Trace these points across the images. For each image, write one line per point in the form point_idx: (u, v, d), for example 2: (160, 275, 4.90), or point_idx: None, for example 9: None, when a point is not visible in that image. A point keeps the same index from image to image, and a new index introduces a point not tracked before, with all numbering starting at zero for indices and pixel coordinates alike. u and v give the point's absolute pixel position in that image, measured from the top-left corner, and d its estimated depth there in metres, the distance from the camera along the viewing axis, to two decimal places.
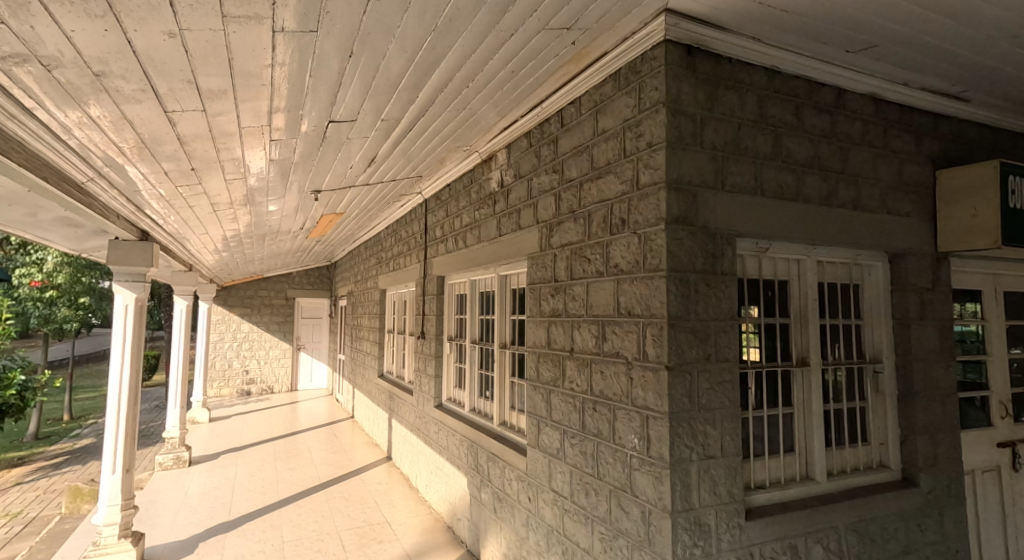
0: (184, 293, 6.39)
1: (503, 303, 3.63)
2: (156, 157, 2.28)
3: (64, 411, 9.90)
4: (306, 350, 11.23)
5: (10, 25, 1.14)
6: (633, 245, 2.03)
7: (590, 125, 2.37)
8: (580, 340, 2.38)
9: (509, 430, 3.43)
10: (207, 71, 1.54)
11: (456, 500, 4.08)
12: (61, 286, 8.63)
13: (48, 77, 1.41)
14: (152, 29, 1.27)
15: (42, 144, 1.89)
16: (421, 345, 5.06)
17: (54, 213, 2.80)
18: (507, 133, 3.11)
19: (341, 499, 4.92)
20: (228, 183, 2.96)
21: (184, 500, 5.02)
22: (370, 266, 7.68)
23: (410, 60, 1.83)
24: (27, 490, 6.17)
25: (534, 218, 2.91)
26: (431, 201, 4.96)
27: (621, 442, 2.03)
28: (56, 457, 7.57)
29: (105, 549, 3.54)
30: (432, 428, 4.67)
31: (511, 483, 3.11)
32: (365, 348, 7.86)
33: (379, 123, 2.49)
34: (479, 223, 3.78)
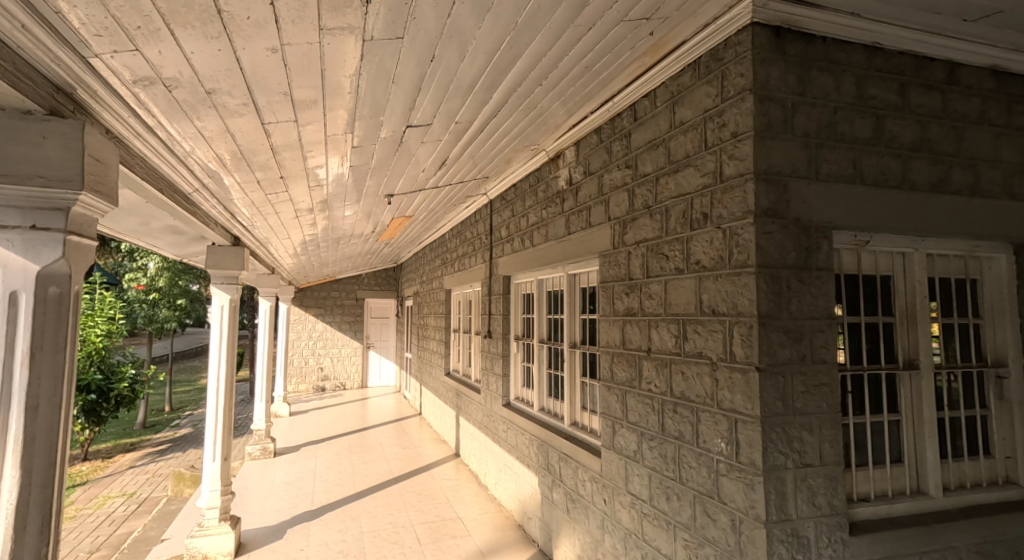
0: (267, 293, 6.84)
1: (572, 302, 3.60)
2: (251, 167, 2.46)
3: (166, 402, 10.92)
4: (375, 348, 11.69)
5: (143, 50, 1.27)
6: (716, 240, 1.94)
7: (666, 118, 2.30)
8: (658, 339, 2.31)
9: (581, 431, 3.40)
10: (301, 83, 1.64)
11: (526, 499, 4.09)
12: (162, 288, 9.53)
13: (168, 97, 1.56)
14: (259, 45, 1.36)
15: (159, 159, 2.09)
16: (488, 344, 5.13)
17: (164, 222, 3.09)
18: (576, 130, 3.07)
19: (414, 494, 5.06)
20: (310, 189, 3.13)
21: (272, 488, 5.37)
22: (435, 267, 7.87)
23: (487, 61, 1.84)
24: (139, 474, 6.84)
25: (606, 216, 2.86)
26: (496, 201, 5.00)
27: (706, 445, 1.95)
28: (161, 444, 8.35)
29: (208, 530, 3.84)
30: (501, 427, 4.71)
31: (585, 484, 3.07)
32: (432, 346, 8.06)
33: (451, 127, 2.54)
34: (547, 221, 3.76)
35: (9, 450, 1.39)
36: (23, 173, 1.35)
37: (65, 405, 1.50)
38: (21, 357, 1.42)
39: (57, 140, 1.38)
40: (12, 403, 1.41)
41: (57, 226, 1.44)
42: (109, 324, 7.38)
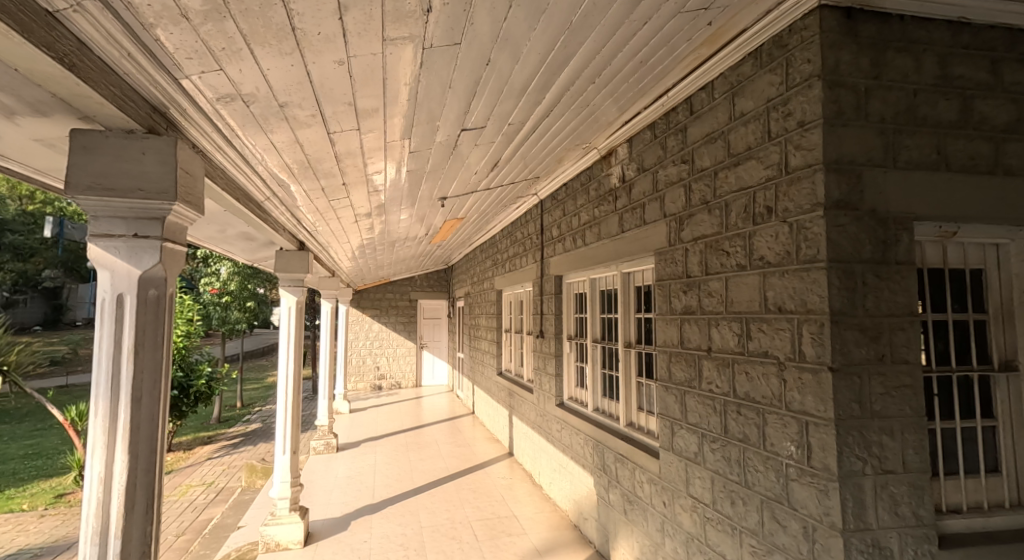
0: (328, 296, 7.16)
1: (626, 301, 3.55)
2: (316, 175, 2.59)
3: (238, 399, 11.63)
4: (428, 348, 11.97)
5: (226, 70, 1.37)
6: (782, 234, 1.86)
7: (725, 110, 2.23)
8: (720, 338, 2.24)
9: (637, 431, 3.35)
10: (365, 93, 1.71)
11: (582, 499, 4.06)
12: (234, 292, 10.17)
13: (247, 112, 1.67)
14: (327, 59, 1.43)
15: (235, 170, 2.24)
16: (540, 344, 5.14)
17: (238, 229, 3.32)
18: (628, 126, 3.03)
19: (470, 491, 5.14)
20: (369, 194, 3.26)
21: (335, 482, 5.61)
22: (486, 267, 7.96)
23: (541, 62, 1.85)
24: (216, 465, 7.33)
25: (661, 212, 2.80)
26: (547, 201, 4.99)
27: (774, 448, 1.88)
28: (234, 438, 8.91)
29: (280, 519, 4.05)
30: (555, 427, 4.71)
31: (642, 485, 3.02)
32: (484, 346, 8.16)
33: (504, 129, 2.58)
34: (599, 220, 3.73)
35: (119, 438, 1.54)
36: (126, 188, 1.50)
37: (165, 397, 1.64)
38: (126, 353, 1.56)
39: (154, 156, 1.52)
40: (120, 394, 1.55)
41: (154, 234, 1.57)
42: (188, 325, 7.96)
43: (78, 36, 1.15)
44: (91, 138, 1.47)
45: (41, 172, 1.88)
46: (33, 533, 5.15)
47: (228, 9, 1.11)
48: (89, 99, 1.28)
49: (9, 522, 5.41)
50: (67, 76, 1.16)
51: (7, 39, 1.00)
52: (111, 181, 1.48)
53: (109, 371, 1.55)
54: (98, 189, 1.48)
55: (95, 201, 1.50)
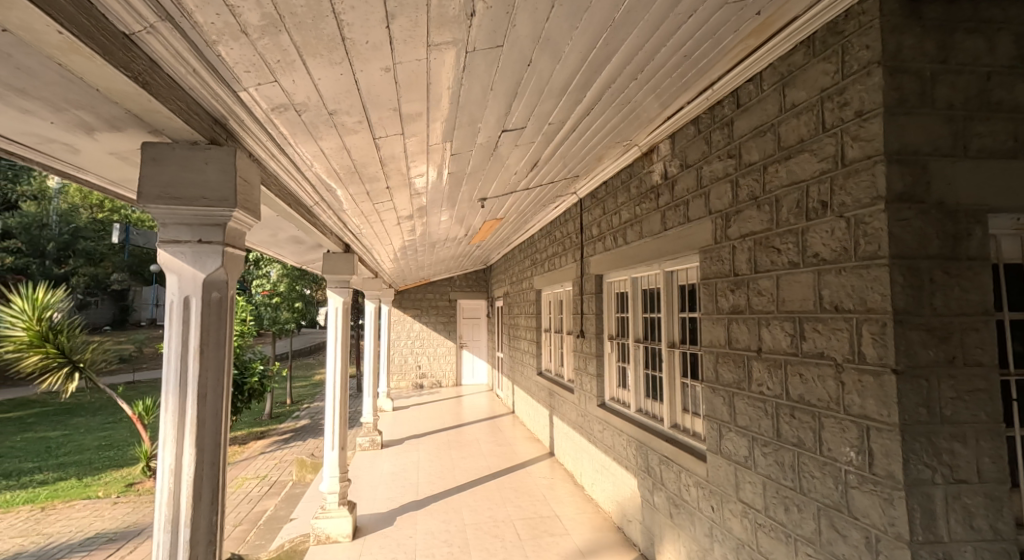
0: (372, 296, 7.34)
1: (669, 300, 3.47)
2: (362, 179, 2.65)
3: (287, 396, 12.09)
4: (468, 348, 12.09)
5: (281, 81, 1.43)
6: (839, 230, 1.78)
7: (775, 102, 2.15)
8: (770, 339, 2.16)
9: (682, 433, 3.27)
10: (409, 98, 1.75)
11: (625, 501, 4.00)
12: (283, 292, 10.58)
13: (299, 120, 1.73)
14: (374, 66, 1.47)
15: (287, 177, 2.33)
16: (581, 344, 5.10)
17: (289, 232, 3.45)
18: (671, 122, 2.97)
19: (512, 490, 5.16)
20: (412, 197, 3.32)
21: (381, 478, 5.74)
22: (525, 267, 7.97)
23: (582, 60, 1.84)
24: (268, 459, 7.64)
25: (706, 209, 2.73)
26: (586, 199, 4.95)
27: (832, 454, 1.80)
28: (285, 434, 9.26)
29: (329, 513, 4.17)
30: (596, 427, 4.66)
31: (689, 489, 2.95)
32: (523, 346, 8.17)
33: (544, 129, 2.57)
34: (641, 218, 3.67)
35: (187, 432, 1.63)
36: (191, 196, 1.59)
37: (228, 394, 1.73)
38: (193, 353, 1.66)
39: (216, 166, 1.60)
40: (187, 392, 1.65)
41: (216, 239, 1.66)
42: (241, 325, 8.34)
43: (150, 55, 1.23)
44: (160, 150, 1.56)
45: (114, 184, 2.01)
46: (106, 519, 5.52)
47: (283, 23, 1.17)
48: (159, 114, 1.37)
49: (86, 508, 5.81)
50: (140, 93, 1.24)
51: (89, 61, 1.08)
52: (177, 190, 1.57)
53: (178, 369, 1.64)
54: (167, 198, 1.57)
55: (164, 209, 1.60)
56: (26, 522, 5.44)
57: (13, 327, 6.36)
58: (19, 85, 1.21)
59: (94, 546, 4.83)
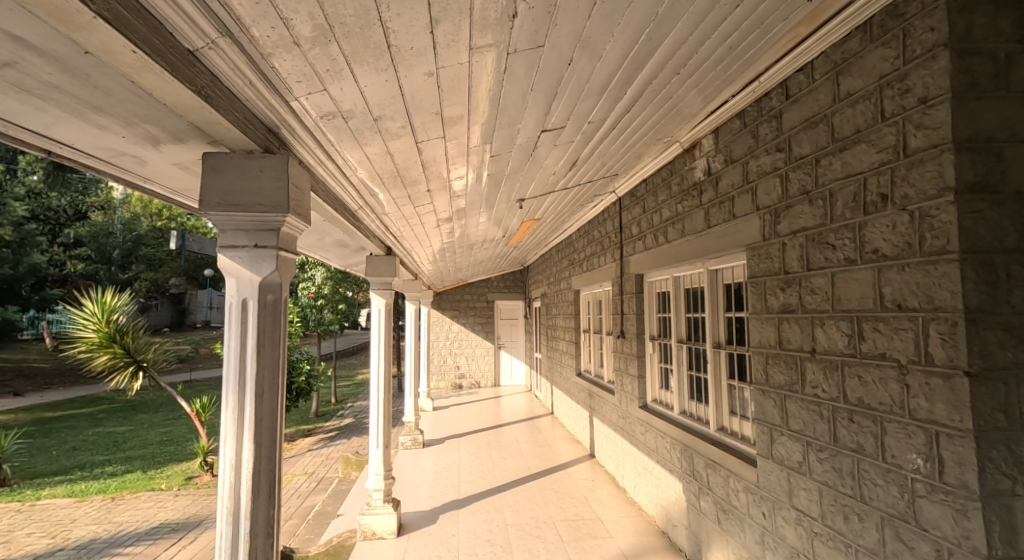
0: (412, 298, 7.46)
1: (714, 299, 3.37)
2: (403, 183, 2.70)
3: (332, 395, 12.45)
4: (506, 349, 12.13)
5: (329, 90, 1.48)
6: (901, 224, 1.69)
7: (828, 91, 2.06)
8: (825, 339, 2.07)
9: (729, 437, 3.18)
10: (451, 101, 1.77)
11: (670, 505, 3.92)
12: (327, 295, 10.89)
13: (346, 128, 1.78)
14: (418, 71, 1.49)
15: (333, 182, 2.40)
16: (621, 345, 5.02)
17: (334, 236, 3.55)
18: (714, 117, 2.89)
19: (553, 491, 5.14)
20: (452, 199, 3.35)
21: (423, 477, 5.83)
22: (563, 267, 7.93)
23: (624, 57, 1.81)
24: (316, 456, 7.88)
25: (753, 205, 2.64)
26: (626, 198, 4.88)
27: (896, 461, 1.70)
28: (330, 432, 9.54)
29: (375, 509, 4.26)
30: (638, 429, 4.58)
31: (738, 494, 2.86)
32: (562, 347, 8.12)
33: (583, 127, 2.54)
34: (683, 215, 3.59)
35: (246, 428, 1.70)
36: (248, 203, 1.66)
37: (283, 392, 1.79)
38: (250, 352, 1.72)
39: (270, 174, 1.66)
40: (246, 390, 1.71)
41: (271, 244, 1.73)
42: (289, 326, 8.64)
43: (211, 70, 1.29)
44: (219, 160, 1.63)
45: (176, 193, 2.12)
46: (169, 510, 5.83)
47: (333, 33, 1.21)
48: (219, 125, 1.43)
49: (151, 500, 6.15)
50: (203, 106, 1.31)
51: (159, 77, 1.14)
52: (235, 198, 1.64)
53: (237, 368, 1.71)
54: (226, 206, 1.64)
55: (223, 216, 1.68)
56: (98, 512, 5.81)
57: (84, 328, 6.81)
58: (96, 102, 1.29)
59: (158, 536, 5.10)
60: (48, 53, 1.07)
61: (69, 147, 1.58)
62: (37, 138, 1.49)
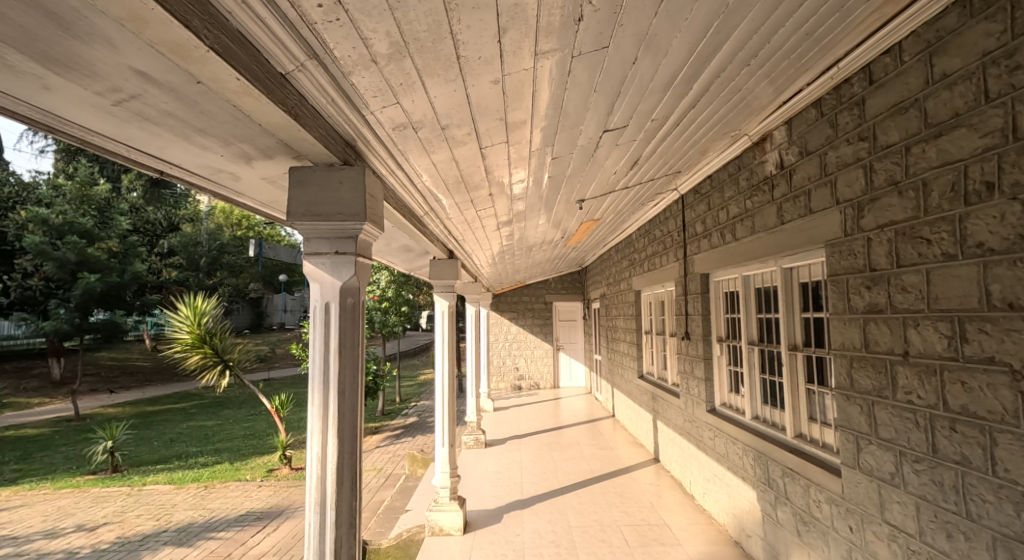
0: (473, 300, 7.57)
1: (788, 299, 3.20)
2: (467, 188, 2.76)
3: (397, 395, 12.86)
4: (565, 350, 12.08)
5: (401, 102, 1.54)
6: (1011, 215, 1.55)
7: (919, 74, 1.91)
8: (920, 340, 1.92)
9: (809, 444, 3.00)
10: (516, 107, 1.79)
11: (742, 513, 3.76)
12: (391, 297, 11.27)
13: (416, 137, 1.84)
14: (485, 80, 1.53)
15: (402, 190, 2.49)
16: (686, 346, 4.87)
17: (399, 240, 3.67)
18: (786, 108, 2.74)
19: (617, 495, 5.06)
20: (514, 202, 3.38)
21: (487, 476, 5.90)
22: (623, 267, 7.78)
23: (691, 51, 1.75)
24: (384, 453, 8.18)
25: (833, 199, 2.49)
26: (689, 195, 4.73)
27: (1010, 476, 1.55)
28: (396, 430, 9.86)
29: (442, 506, 4.36)
30: (706, 434, 4.42)
31: (820, 505, 2.70)
32: (622, 348, 7.98)
33: (645, 126, 2.50)
34: (753, 212, 3.43)
35: (330, 424, 1.80)
36: (330, 213, 1.76)
37: (362, 390, 1.88)
38: (333, 352, 1.83)
39: (348, 184, 1.76)
40: (329, 388, 1.82)
41: (349, 250, 1.83)
42: None
43: (299, 91, 1.38)
44: (304, 173, 1.75)
45: (264, 206, 2.29)
46: (254, 500, 6.24)
47: (407, 49, 1.26)
48: (304, 141, 1.54)
49: (238, 489, 6.62)
50: (292, 124, 1.40)
51: (257, 101, 1.24)
52: (319, 208, 1.75)
53: (321, 368, 1.82)
54: (310, 216, 1.75)
55: (308, 225, 1.79)
56: (194, 498, 6.32)
57: (180, 330, 7.43)
58: (201, 125, 1.42)
59: (245, 523, 5.49)
60: (165, 84, 1.19)
61: (176, 166, 1.74)
62: (151, 159, 1.66)
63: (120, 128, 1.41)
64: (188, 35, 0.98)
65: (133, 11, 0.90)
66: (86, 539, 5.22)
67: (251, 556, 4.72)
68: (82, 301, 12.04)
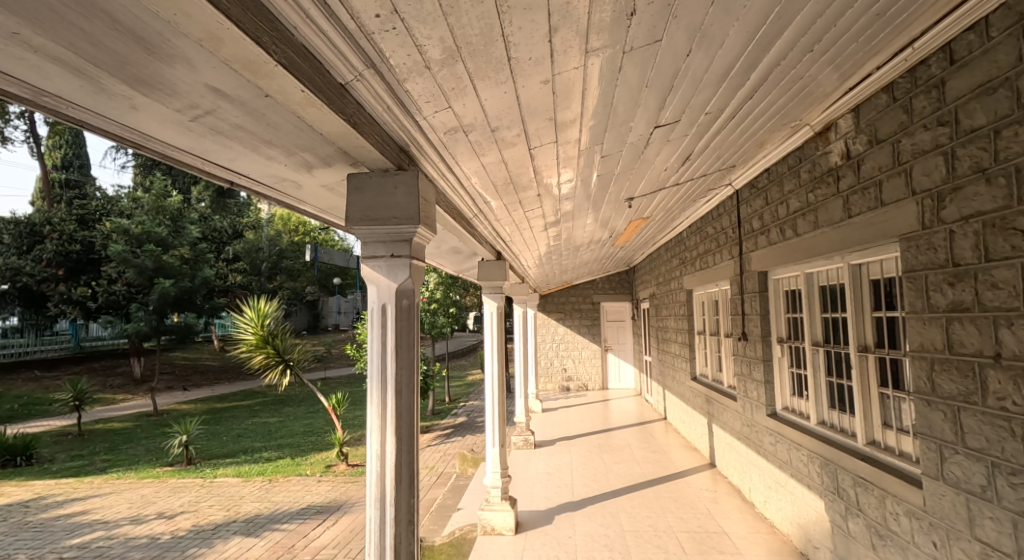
0: (520, 300, 7.56)
1: (857, 298, 3.01)
2: (516, 189, 2.76)
3: (446, 395, 13.05)
4: (614, 351, 11.90)
5: (454, 107, 1.56)
6: None
7: (1010, 50, 1.75)
8: (1014, 341, 1.76)
9: (883, 452, 2.81)
10: (567, 106, 1.77)
11: (808, 523, 3.57)
12: (440, 299, 11.43)
13: (467, 141, 1.86)
14: (535, 80, 1.52)
15: (452, 193, 2.52)
16: (744, 347, 4.68)
17: (449, 242, 3.71)
18: (854, 94, 2.57)
19: (672, 500, 4.92)
20: (563, 202, 3.36)
21: (537, 477, 5.89)
22: (673, 266, 7.57)
23: (749, 39, 1.67)
24: (435, 452, 8.32)
25: (908, 189, 2.32)
26: (744, 191, 4.54)
27: None
28: (446, 429, 10.00)
29: (493, 506, 4.37)
30: (767, 439, 4.23)
31: (899, 518, 2.52)
32: (674, 349, 7.76)
33: (699, 120, 2.42)
34: (816, 205, 3.25)
35: (389, 422, 1.85)
36: (386, 217, 1.80)
37: (418, 390, 1.91)
38: (390, 353, 1.87)
39: (403, 189, 1.80)
40: (387, 387, 1.86)
41: (404, 253, 1.87)
42: None
43: (358, 100, 1.42)
44: (361, 179, 1.80)
45: (323, 211, 2.37)
46: (315, 494, 6.50)
47: (460, 54, 1.27)
48: (362, 148, 1.58)
49: (300, 484, 6.92)
50: (351, 132, 1.45)
51: (320, 111, 1.29)
52: (376, 213, 1.79)
53: (379, 367, 1.87)
54: (367, 221, 1.80)
55: (365, 230, 1.84)
56: (260, 491, 6.65)
57: (245, 332, 7.85)
58: (268, 136, 1.48)
59: (307, 516, 5.72)
60: (237, 100, 1.26)
61: (245, 176, 1.83)
62: (223, 171, 1.76)
63: (195, 141, 1.49)
64: (259, 52, 1.03)
65: (211, 32, 0.95)
66: (166, 526, 5.60)
67: (313, 548, 4.91)
68: (158, 305, 12.81)
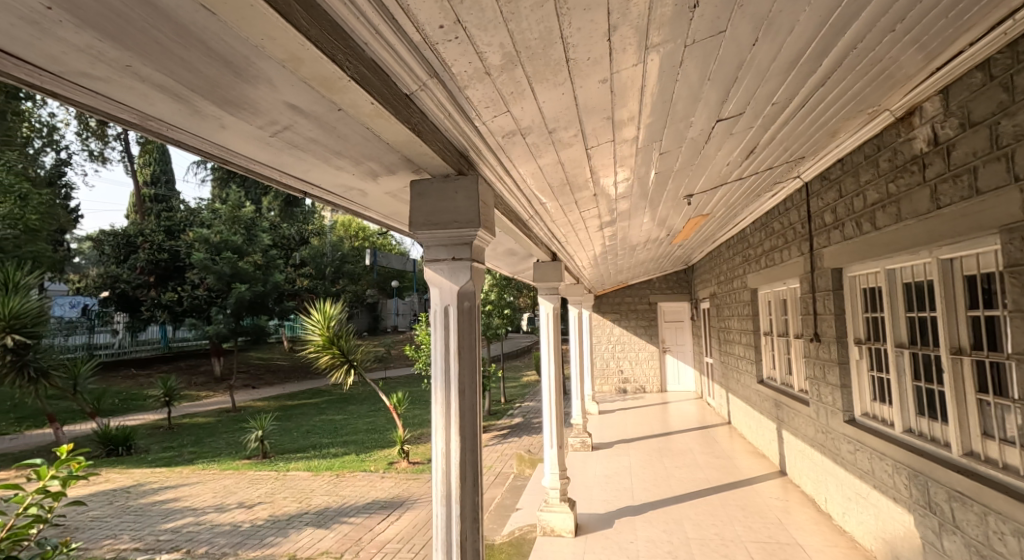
0: (576, 301, 7.50)
1: (947, 296, 2.76)
2: (572, 190, 2.74)
3: (502, 395, 13.15)
4: (672, 352, 11.57)
5: (512, 111, 1.57)
6: None
7: None
8: None
9: (982, 464, 2.57)
10: (625, 104, 1.74)
11: (894, 538, 3.31)
12: (494, 300, 11.46)
13: (525, 143, 1.86)
14: (593, 80, 1.50)
15: (510, 195, 2.53)
16: (816, 349, 4.41)
17: (505, 243, 3.74)
18: (943, 76, 2.37)
19: (739, 508, 4.71)
20: (619, 201, 3.30)
21: (595, 479, 5.81)
22: (735, 264, 7.26)
23: (821, 24, 1.57)
24: (493, 452, 8.40)
25: (1010, 175, 2.11)
26: (814, 183, 4.29)
27: None
28: (503, 430, 10.07)
29: (553, 507, 4.35)
30: (844, 447, 3.97)
31: (1004, 537, 2.29)
32: (737, 350, 7.44)
33: (765, 112, 2.30)
34: (898, 196, 3.01)
35: (453, 422, 1.88)
36: (447, 221, 1.83)
37: (481, 391, 1.94)
38: (453, 354, 1.90)
39: (463, 193, 1.83)
40: (451, 387, 1.90)
41: (465, 256, 1.90)
42: None
43: (421, 109, 1.46)
44: (423, 186, 1.85)
45: (387, 217, 2.45)
46: (379, 489, 6.72)
47: (519, 59, 1.28)
48: (425, 155, 1.62)
49: (365, 479, 7.18)
50: (415, 140, 1.49)
51: (387, 121, 1.33)
52: (438, 217, 1.83)
53: (443, 368, 1.90)
54: (429, 226, 1.84)
55: (428, 234, 1.88)
56: (328, 485, 6.96)
57: (313, 333, 8.26)
58: (339, 148, 1.55)
59: (372, 510, 5.93)
60: (312, 115, 1.32)
61: (315, 186, 1.92)
62: (297, 182, 1.85)
63: (275, 156, 1.58)
64: (334, 69, 1.08)
65: (292, 53, 1.00)
66: (246, 515, 5.97)
67: (379, 542, 5.08)
68: (235, 309, 13.68)
